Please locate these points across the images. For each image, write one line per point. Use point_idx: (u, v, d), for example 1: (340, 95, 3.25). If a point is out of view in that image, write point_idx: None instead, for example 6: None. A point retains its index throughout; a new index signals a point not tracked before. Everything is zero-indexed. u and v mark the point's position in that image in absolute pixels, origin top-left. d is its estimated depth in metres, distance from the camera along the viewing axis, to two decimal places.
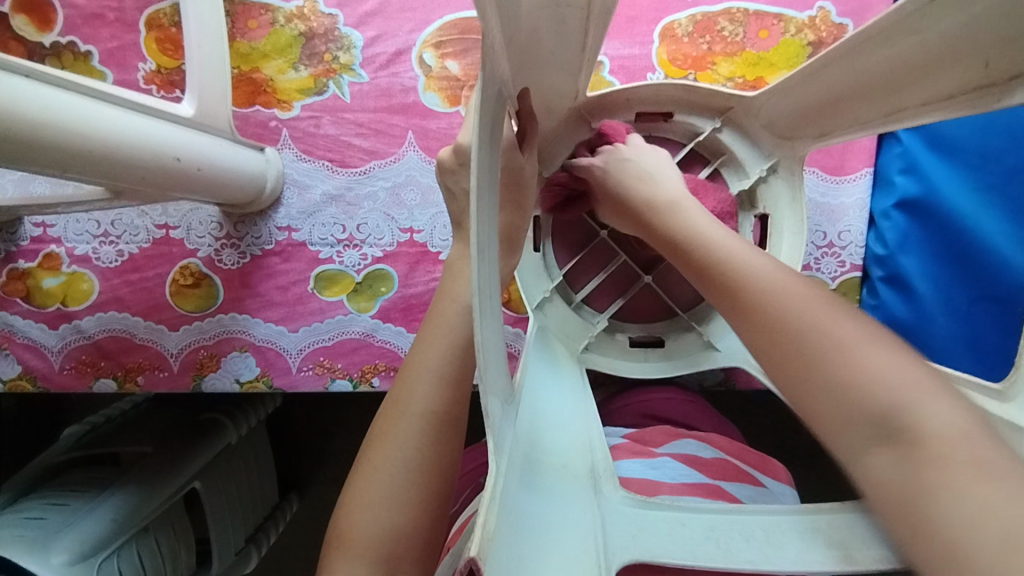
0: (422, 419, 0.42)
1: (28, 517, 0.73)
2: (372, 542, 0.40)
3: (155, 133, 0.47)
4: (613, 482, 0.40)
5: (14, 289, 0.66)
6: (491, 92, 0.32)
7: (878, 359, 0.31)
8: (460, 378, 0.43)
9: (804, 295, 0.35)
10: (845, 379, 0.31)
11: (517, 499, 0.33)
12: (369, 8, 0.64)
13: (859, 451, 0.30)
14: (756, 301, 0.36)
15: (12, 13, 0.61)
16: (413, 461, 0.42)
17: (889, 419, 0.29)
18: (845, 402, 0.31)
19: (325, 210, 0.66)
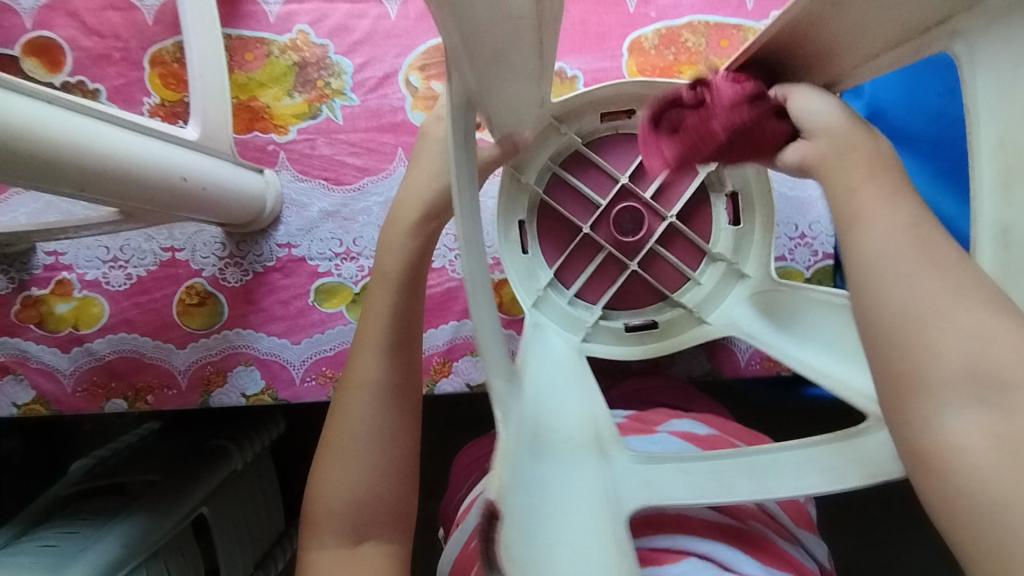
0: (371, 389, 0.50)
1: (41, 545, 0.75)
2: (344, 507, 0.49)
3: (164, 156, 0.50)
4: (618, 444, 0.46)
5: (28, 316, 0.69)
6: (455, 105, 0.37)
7: (996, 326, 0.29)
8: (400, 344, 0.51)
9: (940, 244, 0.31)
10: (959, 335, 0.29)
11: (530, 462, 0.37)
12: (357, 36, 0.69)
13: (965, 405, 0.28)
14: (887, 242, 0.31)
15: (23, 57, 0.66)
16: (365, 432, 0.50)
17: (991, 386, 0.28)
18: (979, 358, 0.28)
19: (322, 226, 0.69)
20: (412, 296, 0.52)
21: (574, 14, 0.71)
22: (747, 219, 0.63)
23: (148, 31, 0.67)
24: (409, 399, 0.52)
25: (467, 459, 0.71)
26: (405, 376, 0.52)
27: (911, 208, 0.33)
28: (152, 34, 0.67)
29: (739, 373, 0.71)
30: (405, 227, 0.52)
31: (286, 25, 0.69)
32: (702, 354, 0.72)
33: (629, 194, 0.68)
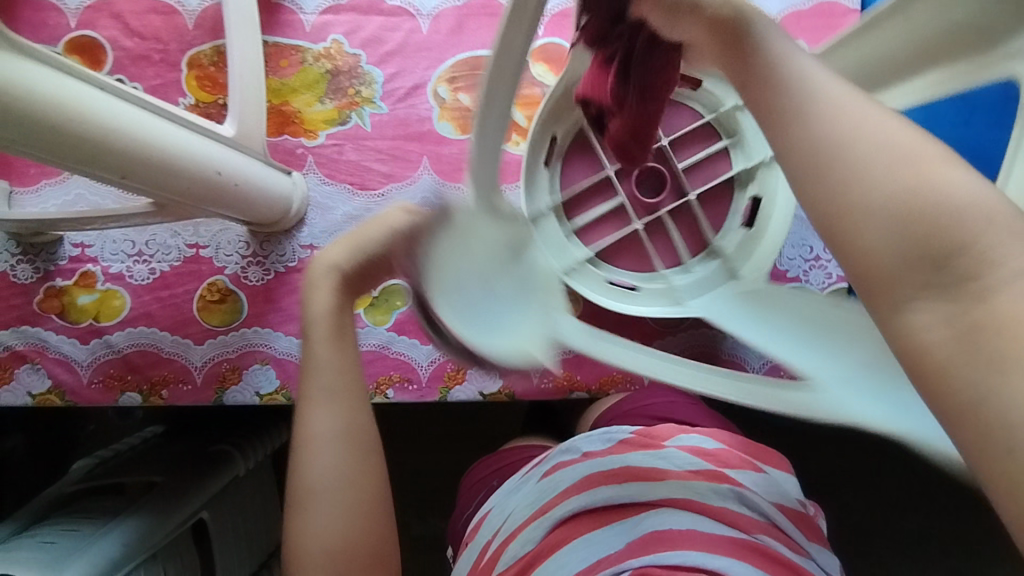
0: (329, 437, 0.53)
1: (41, 541, 0.74)
2: (326, 553, 0.50)
3: (203, 150, 0.52)
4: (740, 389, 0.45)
5: (50, 306, 0.70)
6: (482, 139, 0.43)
7: (942, 181, 0.26)
8: (342, 392, 0.54)
9: (869, 117, 0.28)
10: (903, 211, 0.26)
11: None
12: (389, 48, 0.71)
13: (916, 295, 0.26)
14: (814, 134, 0.28)
15: (66, 54, 0.68)
16: (332, 480, 0.52)
17: (946, 271, 0.25)
18: (918, 230, 0.25)
19: (345, 229, 0.70)
20: (346, 346, 0.55)
21: None
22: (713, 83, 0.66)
23: (188, 34, 0.70)
24: (362, 444, 0.53)
25: (478, 472, 0.71)
26: (354, 420, 0.53)
27: (813, 83, 0.30)
28: (191, 38, 0.70)
29: None
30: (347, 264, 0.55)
31: (321, 35, 0.71)
32: None
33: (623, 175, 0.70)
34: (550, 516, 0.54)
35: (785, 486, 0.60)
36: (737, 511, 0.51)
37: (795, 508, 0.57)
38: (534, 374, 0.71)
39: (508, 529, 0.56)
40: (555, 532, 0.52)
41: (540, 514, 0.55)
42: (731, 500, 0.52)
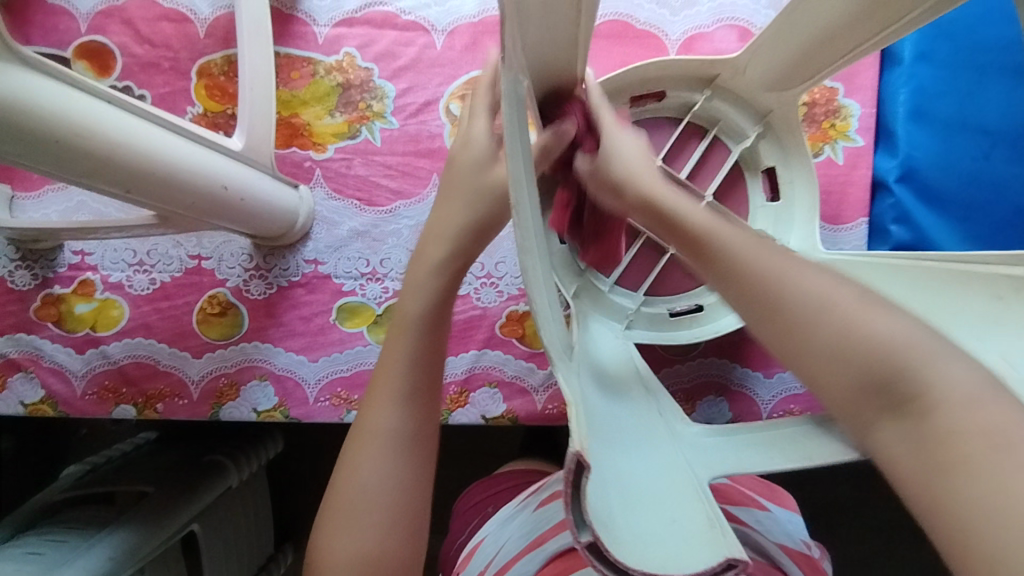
0: (389, 435, 0.50)
1: (26, 552, 0.72)
2: (348, 561, 0.48)
3: (209, 164, 0.51)
4: (683, 421, 0.45)
5: (46, 314, 0.68)
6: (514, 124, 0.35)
7: (875, 325, 0.35)
8: (419, 398, 0.52)
9: (806, 276, 0.38)
10: (846, 355, 0.35)
11: (594, 438, 0.35)
12: (402, 63, 0.70)
13: (874, 421, 0.35)
14: (769, 299, 0.38)
15: (74, 59, 0.67)
16: (378, 484, 0.49)
17: (891, 393, 0.34)
18: (861, 370, 0.35)
19: (351, 245, 0.69)
20: (422, 339, 0.52)
21: (614, 58, 0.71)
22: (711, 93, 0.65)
23: (199, 43, 0.69)
24: (422, 453, 0.52)
25: (473, 497, 0.68)
26: (420, 430, 0.51)
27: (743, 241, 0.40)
28: (202, 47, 0.69)
29: None
30: (429, 267, 0.53)
31: (334, 47, 0.70)
32: (724, 403, 0.71)
33: None
34: (546, 549, 0.52)
35: (791, 527, 0.58)
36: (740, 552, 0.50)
37: (802, 551, 0.55)
38: (539, 400, 0.69)
39: (500, 561, 0.54)
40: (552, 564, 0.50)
41: (534, 546, 0.52)
42: None
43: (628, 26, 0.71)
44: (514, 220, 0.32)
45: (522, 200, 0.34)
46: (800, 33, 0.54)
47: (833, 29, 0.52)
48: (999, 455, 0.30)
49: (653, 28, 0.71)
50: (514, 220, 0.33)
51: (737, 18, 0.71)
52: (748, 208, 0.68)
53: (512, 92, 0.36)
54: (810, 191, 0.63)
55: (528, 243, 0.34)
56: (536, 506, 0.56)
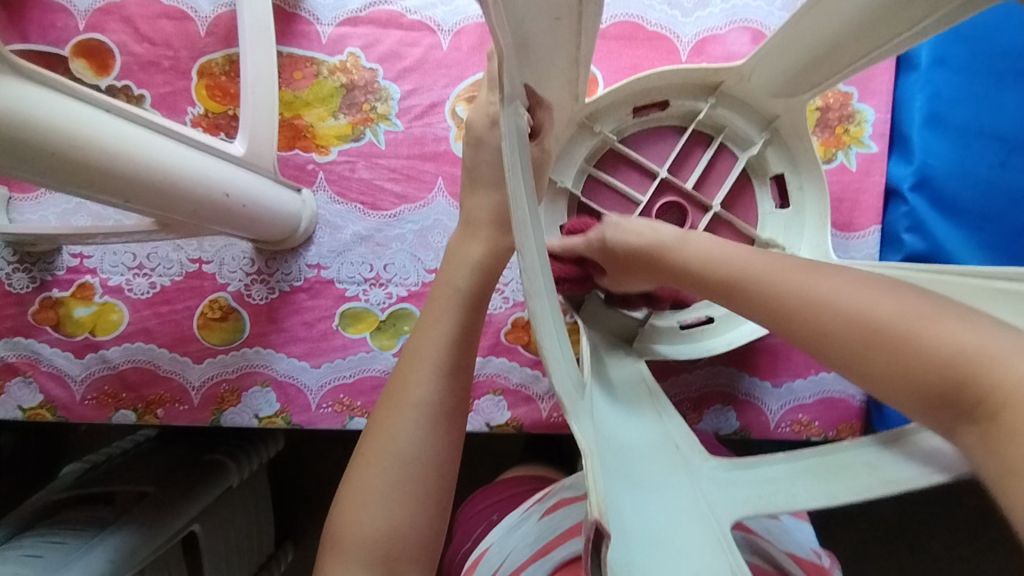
0: (424, 407, 0.47)
1: (24, 555, 0.70)
2: (372, 536, 0.44)
3: (211, 171, 0.49)
4: (702, 454, 0.44)
5: (45, 318, 0.67)
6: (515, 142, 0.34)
7: (934, 336, 0.34)
8: (458, 369, 0.48)
9: (844, 292, 0.37)
10: (900, 363, 0.34)
11: (609, 484, 0.33)
12: (407, 63, 0.69)
13: (952, 429, 0.34)
14: (808, 309, 0.38)
15: (72, 57, 0.66)
16: (411, 453, 0.46)
17: (958, 400, 0.33)
18: (922, 385, 0.34)
19: (354, 250, 0.68)
20: (450, 312, 0.49)
21: (624, 60, 0.69)
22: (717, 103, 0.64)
23: (200, 42, 0.67)
24: (458, 428, 0.48)
25: (477, 506, 0.67)
26: (459, 402, 0.48)
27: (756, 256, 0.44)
28: (203, 46, 0.67)
29: (768, 435, 0.69)
30: (469, 261, 0.50)
31: (337, 47, 0.68)
32: (732, 413, 0.70)
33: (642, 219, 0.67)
34: (551, 559, 0.49)
35: (799, 536, 0.57)
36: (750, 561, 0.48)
37: (812, 560, 0.54)
38: (544, 408, 0.68)
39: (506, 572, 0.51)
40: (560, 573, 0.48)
41: (539, 556, 0.50)
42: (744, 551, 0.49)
43: (639, 27, 0.69)
44: (520, 262, 0.31)
45: (527, 241, 0.33)
46: (812, 39, 0.53)
47: (848, 37, 0.50)
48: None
49: (664, 30, 0.69)
50: (520, 262, 0.31)
51: (751, 20, 0.69)
52: (756, 215, 0.67)
53: (514, 120, 0.35)
54: (820, 201, 0.62)
55: (535, 285, 0.33)
56: (542, 514, 0.53)
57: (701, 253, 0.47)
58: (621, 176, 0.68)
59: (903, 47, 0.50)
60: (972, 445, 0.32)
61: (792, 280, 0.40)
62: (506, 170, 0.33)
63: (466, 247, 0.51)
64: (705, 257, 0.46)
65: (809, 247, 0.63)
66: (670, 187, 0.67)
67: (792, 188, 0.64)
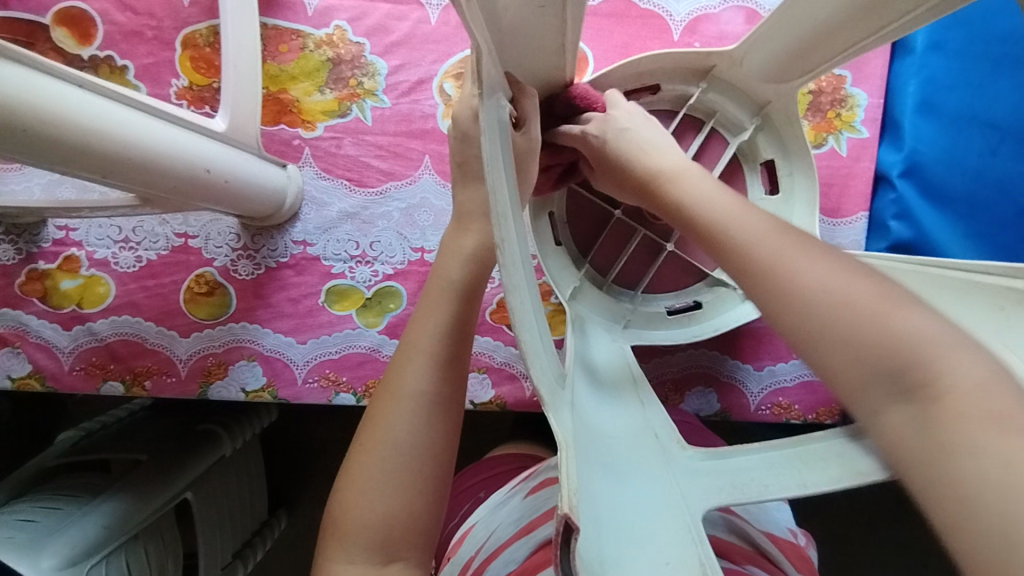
0: (417, 397, 0.45)
1: (19, 519, 0.71)
2: (373, 524, 0.44)
3: (190, 146, 0.49)
4: (679, 442, 0.43)
5: (31, 289, 0.67)
6: (493, 134, 0.34)
7: (905, 315, 0.33)
8: (454, 359, 0.47)
9: (826, 270, 0.35)
10: (855, 332, 0.33)
11: (585, 471, 0.33)
12: (395, 38, 0.67)
13: (879, 410, 0.32)
14: (779, 272, 0.36)
15: (53, 26, 0.65)
16: (408, 444, 0.45)
17: (904, 377, 0.31)
18: (867, 359, 0.32)
19: (340, 227, 0.68)
20: (439, 303, 0.48)
21: (615, 39, 0.68)
22: (713, 86, 0.63)
23: (183, 12, 0.66)
24: (455, 415, 0.47)
25: (461, 482, 0.68)
26: (455, 391, 0.47)
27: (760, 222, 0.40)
28: (187, 16, 0.66)
29: (748, 417, 0.70)
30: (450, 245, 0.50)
31: (323, 20, 0.67)
32: (713, 395, 0.71)
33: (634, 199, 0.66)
34: (535, 536, 0.49)
35: (778, 515, 0.58)
36: (726, 537, 0.50)
37: (787, 538, 0.55)
38: (527, 387, 0.69)
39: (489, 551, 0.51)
40: (540, 552, 0.48)
41: (523, 534, 0.50)
42: (720, 528, 0.51)
43: (631, 5, 0.68)
44: (501, 260, 0.31)
45: (508, 236, 0.33)
46: (805, 23, 0.51)
47: (840, 22, 0.50)
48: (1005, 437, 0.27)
49: (657, 8, 0.68)
50: (500, 260, 0.31)
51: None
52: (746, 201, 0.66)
53: (493, 108, 0.35)
54: (809, 188, 0.62)
55: (515, 280, 0.33)
56: (528, 493, 0.53)
57: (677, 195, 0.45)
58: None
59: (894, 34, 0.49)
60: (902, 426, 0.31)
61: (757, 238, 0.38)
62: (485, 162, 0.33)
63: (456, 237, 0.49)
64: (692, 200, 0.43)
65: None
66: None
67: (781, 174, 0.64)
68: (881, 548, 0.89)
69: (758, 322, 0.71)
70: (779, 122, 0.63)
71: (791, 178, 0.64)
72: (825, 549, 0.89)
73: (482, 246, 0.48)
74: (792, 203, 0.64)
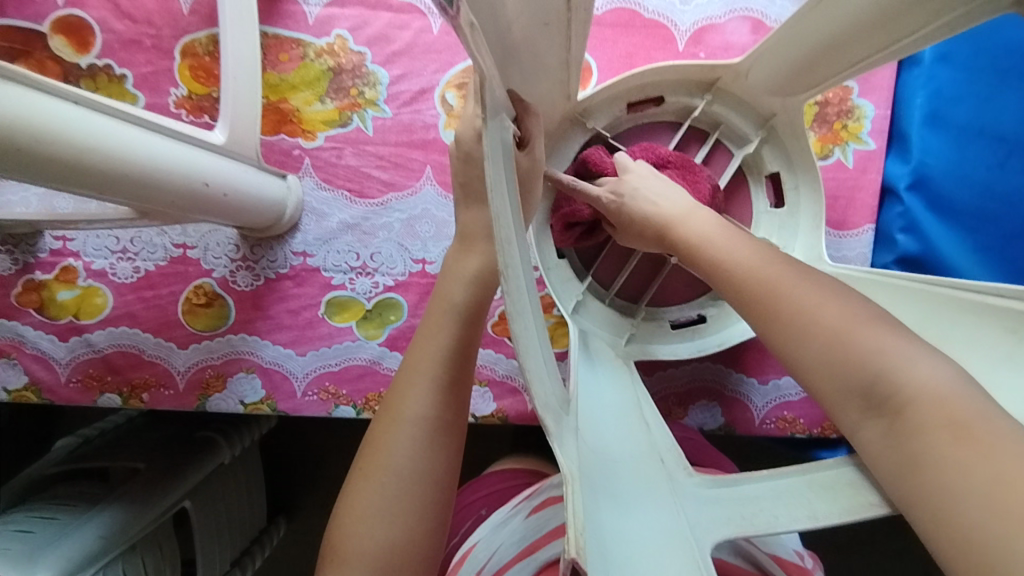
0: (418, 422, 0.45)
1: (15, 530, 0.70)
2: (373, 550, 0.43)
3: (188, 160, 0.48)
4: (685, 468, 0.42)
5: (28, 300, 0.66)
6: (497, 158, 0.33)
7: (877, 335, 0.36)
8: (456, 381, 0.46)
9: (810, 298, 0.38)
10: (832, 359, 0.36)
11: (590, 501, 0.32)
12: (396, 47, 0.67)
13: (858, 424, 0.36)
14: (763, 299, 0.40)
15: (50, 34, 0.64)
16: (410, 468, 0.44)
17: (873, 395, 0.35)
18: (840, 378, 0.36)
19: (341, 238, 0.67)
20: (441, 325, 0.47)
21: (619, 49, 0.67)
22: (718, 98, 0.63)
23: (183, 20, 0.65)
24: (457, 440, 0.46)
25: (463, 495, 0.67)
26: (457, 415, 0.46)
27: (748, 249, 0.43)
28: (186, 24, 0.65)
29: (753, 431, 0.70)
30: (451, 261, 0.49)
31: (324, 29, 0.66)
32: (717, 409, 0.70)
33: None
34: (538, 558, 0.49)
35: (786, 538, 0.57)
36: (733, 562, 0.49)
37: (795, 562, 0.54)
38: (529, 400, 0.68)
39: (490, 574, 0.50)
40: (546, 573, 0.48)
41: (525, 555, 0.49)
42: (727, 552, 0.50)
43: (635, 15, 0.67)
44: (504, 285, 0.30)
45: (512, 260, 0.32)
46: (812, 38, 0.51)
47: (847, 38, 0.49)
48: (963, 446, 0.31)
49: (662, 17, 0.67)
50: (503, 285, 0.31)
51: (751, 9, 0.67)
52: (750, 214, 0.66)
53: (496, 130, 0.34)
54: (815, 202, 0.61)
55: (518, 305, 0.32)
56: (529, 512, 0.52)
57: (685, 236, 0.46)
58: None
59: (903, 51, 0.48)
60: (879, 437, 0.35)
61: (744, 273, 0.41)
62: (489, 187, 0.32)
63: (458, 254, 0.48)
64: (696, 240, 0.46)
65: (804, 247, 0.62)
66: None
67: (787, 188, 0.63)
68: (885, 560, 0.88)
69: (763, 335, 0.70)
70: (784, 135, 0.62)
71: (797, 192, 0.63)
72: (828, 560, 0.88)
73: (484, 264, 0.47)
74: (798, 217, 0.63)
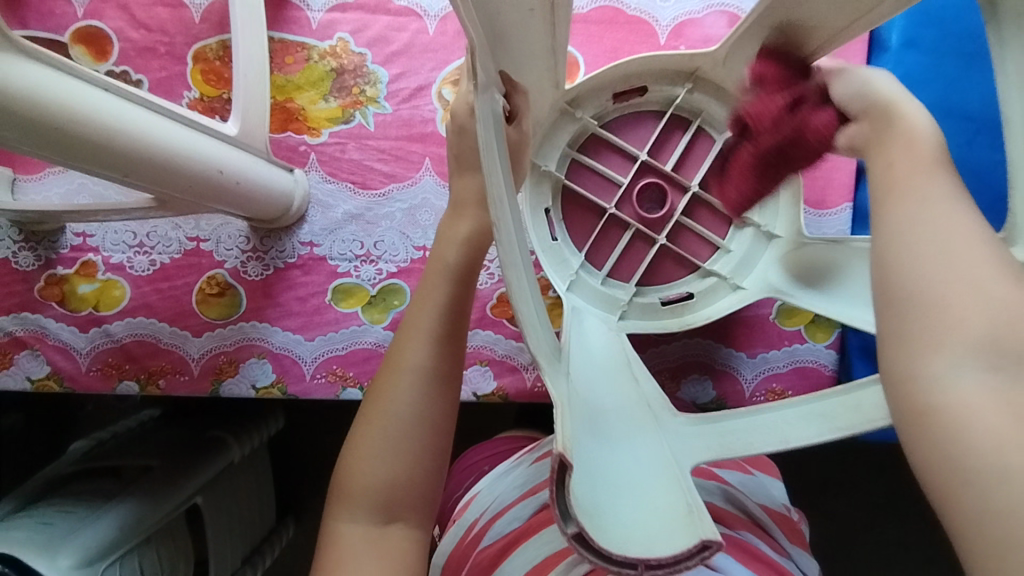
0: (416, 370, 0.48)
1: (37, 522, 0.73)
2: (375, 486, 0.46)
3: (205, 148, 0.52)
4: (670, 411, 0.45)
5: (50, 293, 0.70)
6: (489, 128, 0.37)
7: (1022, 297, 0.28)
8: (452, 334, 0.50)
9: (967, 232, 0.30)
10: (1003, 307, 0.28)
11: (579, 430, 0.36)
12: (395, 48, 0.71)
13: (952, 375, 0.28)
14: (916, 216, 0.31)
15: (71, 43, 0.68)
16: (409, 413, 0.47)
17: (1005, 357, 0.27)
18: (978, 325, 0.28)
19: (345, 228, 0.71)
20: (436, 282, 0.50)
21: (604, 44, 0.72)
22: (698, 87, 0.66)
23: (195, 28, 0.70)
24: (454, 392, 0.49)
25: (467, 455, 0.70)
26: (453, 366, 0.49)
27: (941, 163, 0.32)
28: (198, 31, 0.70)
29: (744, 404, 0.73)
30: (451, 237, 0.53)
31: (327, 32, 0.71)
32: (708, 382, 0.73)
33: (627, 200, 0.70)
34: (538, 497, 0.51)
35: (774, 490, 0.59)
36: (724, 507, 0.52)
37: (780, 511, 0.57)
38: (528, 378, 0.72)
39: (493, 512, 0.52)
40: (543, 511, 0.50)
41: (528, 494, 0.52)
42: (717, 496, 0.53)
43: (619, 12, 0.72)
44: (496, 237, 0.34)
45: (505, 217, 0.36)
46: None
47: None
48: None
49: (643, 14, 0.72)
50: (496, 239, 0.34)
51: (727, 3, 0.71)
52: None
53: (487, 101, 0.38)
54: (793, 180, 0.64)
55: (512, 257, 0.36)
56: (532, 460, 0.54)
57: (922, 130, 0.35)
58: (604, 160, 0.70)
59: None
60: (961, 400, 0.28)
61: (901, 187, 0.32)
62: (480, 150, 0.36)
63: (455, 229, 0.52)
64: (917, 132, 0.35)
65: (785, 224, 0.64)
66: (651, 170, 0.70)
67: None
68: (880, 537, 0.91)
69: (750, 312, 0.73)
70: None
71: None
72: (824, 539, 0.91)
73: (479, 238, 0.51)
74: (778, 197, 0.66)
